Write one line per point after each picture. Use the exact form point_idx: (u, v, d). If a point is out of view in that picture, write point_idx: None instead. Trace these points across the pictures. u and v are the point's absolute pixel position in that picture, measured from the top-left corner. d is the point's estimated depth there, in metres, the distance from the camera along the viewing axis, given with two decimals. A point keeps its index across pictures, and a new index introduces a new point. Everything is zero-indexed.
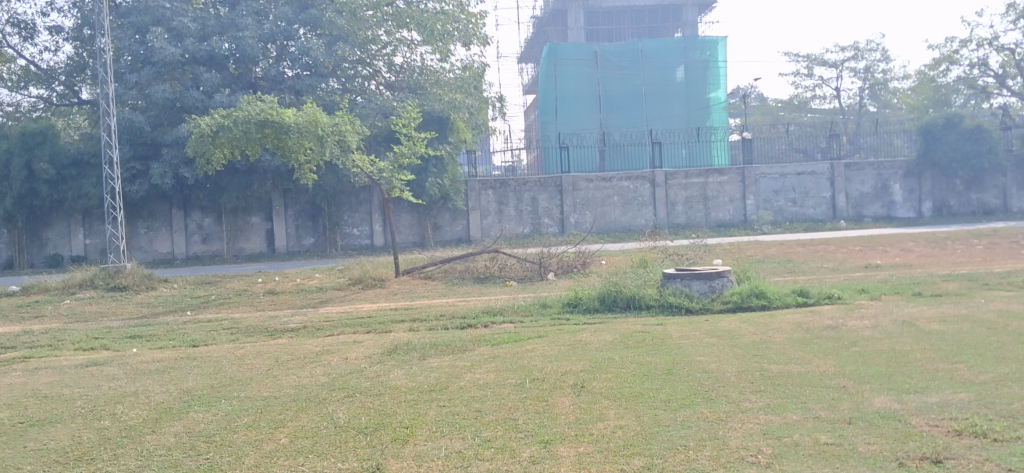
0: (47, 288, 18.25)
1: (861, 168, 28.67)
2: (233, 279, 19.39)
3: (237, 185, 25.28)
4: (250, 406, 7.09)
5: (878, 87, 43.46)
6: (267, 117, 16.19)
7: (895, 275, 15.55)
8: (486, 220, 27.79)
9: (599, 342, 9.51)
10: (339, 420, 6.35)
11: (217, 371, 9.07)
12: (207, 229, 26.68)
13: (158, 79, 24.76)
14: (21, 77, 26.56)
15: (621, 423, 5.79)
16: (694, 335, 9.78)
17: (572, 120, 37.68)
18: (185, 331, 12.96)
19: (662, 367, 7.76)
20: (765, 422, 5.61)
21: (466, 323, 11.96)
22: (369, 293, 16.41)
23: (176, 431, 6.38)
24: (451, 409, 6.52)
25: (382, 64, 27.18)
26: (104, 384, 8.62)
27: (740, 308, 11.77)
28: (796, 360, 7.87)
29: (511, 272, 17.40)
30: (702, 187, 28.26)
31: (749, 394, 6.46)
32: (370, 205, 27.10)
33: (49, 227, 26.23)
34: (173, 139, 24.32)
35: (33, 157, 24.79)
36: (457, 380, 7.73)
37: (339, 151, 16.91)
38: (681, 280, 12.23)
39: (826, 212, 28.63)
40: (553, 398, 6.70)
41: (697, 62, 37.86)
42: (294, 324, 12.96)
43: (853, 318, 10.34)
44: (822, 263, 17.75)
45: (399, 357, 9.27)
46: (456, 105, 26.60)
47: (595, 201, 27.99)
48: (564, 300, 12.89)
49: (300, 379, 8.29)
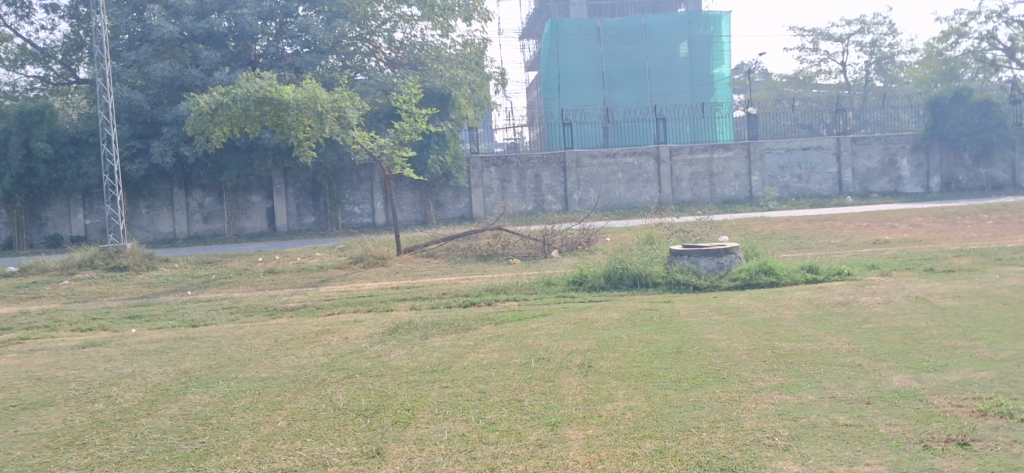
0: (46, 268, 18.05)
1: (867, 142, 28.37)
2: (233, 258, 19.18)
3: (238, 163, 25.07)
4: (248, 388, 6.89)
5: (884, 62, 42.98)
6: (265, 94, 15.90)
7: (905, 250, 15.33)
8: (489, 198, 27.57)
9: (605, 320, 9.30)
10: (338, 402, 6.16)
11: (216, 351, 8.88)
12: (207, 208, 26.45)
13: (156, 57, 24.61)
14: (18, 56, 26.26)
15: (631, 404, 5.59)
16: (702, 312, 9.56)
17: (575, 97, 37.39)
18: (185, 311, 12.79)
19: (671, 345, 7.54)
20: (780, 402, 5.40)
21: (469, 302, 11.76)
22: (371, 272, 16.21)
23: (171, 414, 6.19)
24: (454, 391, 6.31)
25: (382, 40, 26.79)
26: (100, 366, 8.44)
27: (748, 285, 11.55)
28: (807, 337, 7.66)
29: (514, 249, 17.20)
30: (706, 163, 28.02)
31: (761, 373, 6.25)
32: (371, 183, 26.88)
33: (48, 207, 26.02)
34: (172, 118, 24.14)
35: (31, 135, 24.56)
36: (460, 359, 7.53)
37: (339, 128, 16.64)
38: (689, 257, 12.05)
39: (832, 188, 28.32)
40: (559, 378, 6.49)
41: (701, 38, 37.46)
42: (295, 303, 12.77)
43: (864, 294, 10.11)
44: (830, 239, 17.50)
45: (401, 336, 9.07)
46: (457, 81, 26.30)
47: (599, 177, 27.73)
48: (569, 277, 12.69)
49: (299, 359, 8.09)
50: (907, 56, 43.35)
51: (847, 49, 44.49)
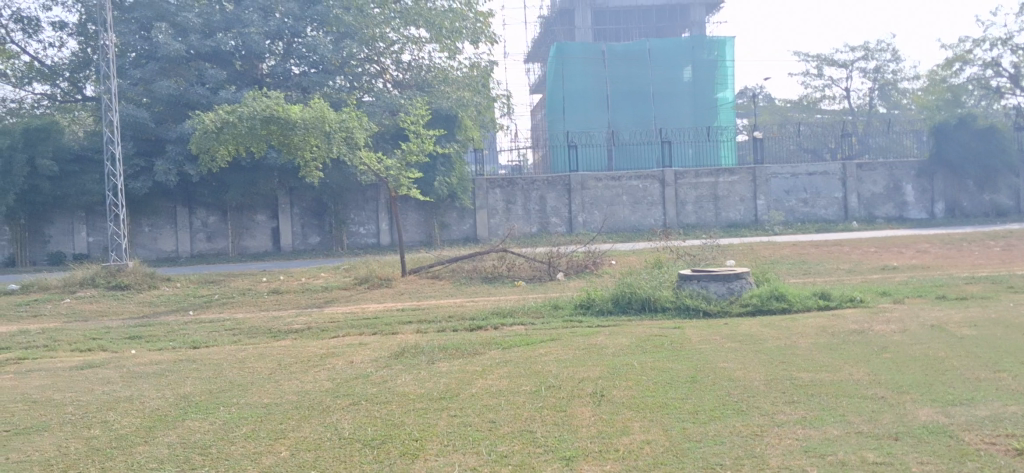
0: (47, 287, 17.85)
1: (872, 168, 28.16)
2: (236, 278, 18.97)
3: (242, 182, 24.97)
4: (250, 414, 6.68)
5: (888, 88, 42.92)
6: (272, 113, 15.75)
7: (916, 276, 15.13)
8: (494, 219, 27.38)
9: (615, 346, 9.09)
10: (343, 431, 5.95)
11: (216, 375, 8.67)
12: (211, 227, 26.28)
13: (162, 75, 24.53)
14: (24, 73, 26.20)
15: (648, 437, 5.39)
16: (715, 339, 9.33)
17: (579, 119, 37.24)
18: (186, 332, 12.57)
19: (685, 374, 7.33)
20: (804, 437, 5.19)
21: (475, 325, 11.54)
22: (376, 293, 16.01)
23: (169, 442, 5.97)
24: (463, 420, 6.10)
25: (390, 61, 26.73)
26: (98, 389, 8.22)
27: (759, 310, 11.32)
28: (826, 367, 7.43)
29: (520, 271, 16.99)
30: (712, 186, 27.82)
31: (782, 405, 6.04)
32: (376, 203, 26.74)
33: (51, 224, 25.83)
34: (177, 136, 24.03)
35: (36, 153, 24.41)
36: (468, 386, 7.31)
37: (346, 148, 16.48)
38: (699, 282, 11.81)
39: (838, 213, 28.12)
40: (571, 408, 6.27)
41: (706, 61, 37.45)
42: (298, 324, 12.55)
43: (879, 322, 9.87)
44: (838, 265, 17.30)
45: (407, 361, 8.86)
46: (464, 103, 26.26)
47: (604, 200, 27.55)
48: (576, 301, 12.48)
49: (302, 384, 7.87)
50: (911, 83, 43.27)
51: (852, 74, 44.40)
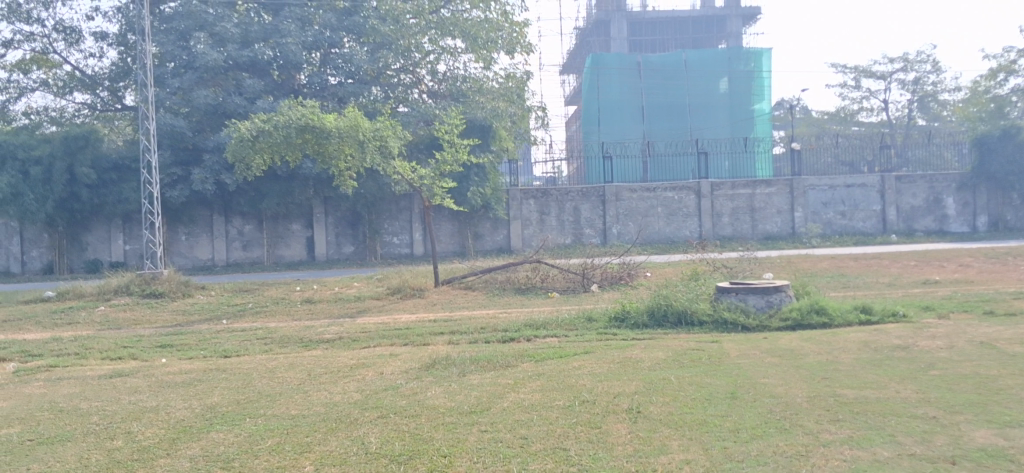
0: (82, 294, 17.91)
1: (912, 180, 27.61)
2: (270, 286, 18.93)
3: (279, 192, 25.02)
4: (276, 426, 6.54)
5: (928, 99, 42.05)
6: (308, 122, 15.67)
7: (959, 291, 14.70)
8: (528, 230, 27.19)
9: (651, 360, 8.84)
10: (371, 445, 5.78)
11: (245, 384, 8.55)
12: (247, 236, 26.34)
13: (200, 84, 24.67)
14: (65, 82, 26.49)
15: (687, 457, 5.18)
16: (754, 353, 9.04)
17: (615, 130, 37.07)
18: (217, 340, 12.50)
19: (724, 390, 7.08)
20: (853, 458, 4.94)
21: (508, 337, 11.34)
22: (408, 303, 15.88)
23: (191, 455, 5.86)
24: (495, 435, 5.90)
25: (425, 71, 26.60)
26: (125, 398, 8.14)
27: (799, 325, 10.99)
28: (871, 384, 7.12)
29: (553, 283, 16.77)
30: (749, 198, 27.45)
31: (826, 423, 5.77)
32: (410, 213, 26.62)
33: (89, 232, 26.04)
34: (214, 145, 24.13)
35: (75, 161, 24.65)
36: (499, 399, 7.11)
37: (380, 158, 16.37)
38: (737, 294, 11.52)
39: (876, 226, 27.57)
40: (606, 424, 6.06)
41: (742, 73, 36.91)
42: (330, 334, 12.41)
43: (924, 337, 9.52)
44: (877, 278, 16.90)
45: (437, 372, 8.68)
46: (499, 113, 26.10)
47: (639, 211, 27.26)
48: (610, 313, 12.23)
49: (330, 395, 7.71)
50: (951, 95, 42.36)
51: (890, 86, 43.65)
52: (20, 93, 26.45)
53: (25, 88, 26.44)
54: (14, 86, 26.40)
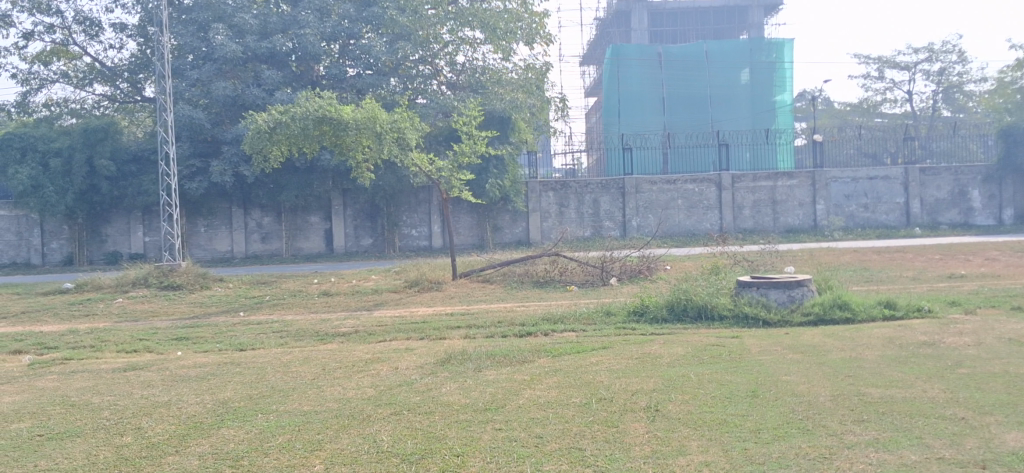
0: (101, 286, 17.94)
1: (936, 173, 27.23)
2: (288, 279, 18.89)
3: (297, 184, 24.96)
4: (288, 423, 6.43)
5: (953, 90, 41.44)
6: (325, 113, 15.56)
7: (985, 285, 14.42)
8: (547, 222, 27.06)
9: (670, 356, 8.68)
10: (382, 443, 5.64)
11: (259, 379, 8.46)
12: (266, 228, 26.33)
13: (219, 76, 24.65)
14: (85, 74, 26.55)
15: (706, 458, 5.02)
16: (776, 349, 8.86)
17: (635, 121, 36.89)
18: (233, 333, 12.43)
19: (745, 388, 6.91)
20: (879, 462, 4.77)
21: (525, 331, 11.20)
22: (426, 296, 15.76)
23: (201, 452, 5.76)
24: (509, 434, 5.76)
25: (444, 63, 26.44)
26: (138, 393, 8.06)
27: (822, 321, 10.78)
28: (897, 382, 6.93)
29: (572, 276, 16.61)
30: (770, 190, 27.15)
31: (851, 424, 5.59)
32: (429, 205, 26.51)
33: (108, 224, 26.12)
34: (232, 137, 24.11)
35: (95, 152, 24.70)
36: (515, 396, 6.97)
37: (397, 149, 16.24)
38: (758, 289, 11.31)
39: (900, 219, 27.23)
40: (623, 423, 5.90)
41: (764, 64, 36.43)
42: (346, 328, 12.32)
43: (951, 334, 9.28)
44: (901, 272, 16.61)
45: (453, 368, 8.54)
46: (518, 105, 25.85)
47: (659, 204, 27.03)
48: (629, 307, 12.07)
49: (344, 391, 7.59)
50: (977, 86, 41.75)
51: (914, 77, 43.05)
52: (41, 84, 26.53)
53: (46, 80, 26.53)
54: (35, 78, 26.48)
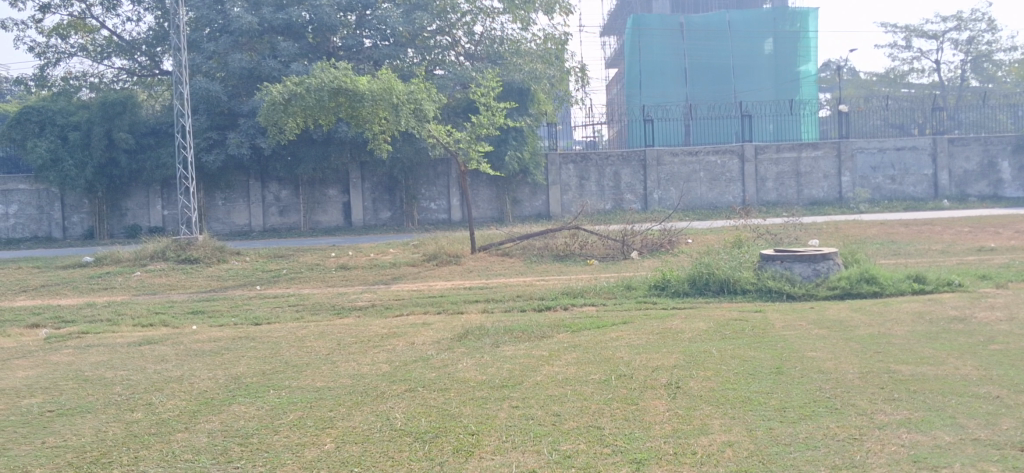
0: (119, 260, 17.90)
1: (965, 143, 26.70)
2: (306, 252, 18.80)
3: (315, 156, 24.83)
4: (300, 399, 6.29)
5: (982, 60, 40.49)
6: (340, 84, 15.37)
7: (1016, 258, 14.07)
8: (567, 195, 26.80)
9: (692, 331, 8.47)
10: (395, 421, 5.50)
11: (273, 354, 8.34)
12: (284, 201, 26.25)
13: (236, 48, 24.59)
14: (104, 47, 26.47)
15: (729, 438, 4.83)
16: (800, 325, 8.63)
17: (656, 93, 36.31)
18: (249, 307, 12.34)
19: (769, 364, 6.71)
20: (911, 444, 4.56)
21: (544, 305, 11.04)
22: (444, 270, 15.61)
23: (211, 429, 5.63)
24: (526, 412, 5.59)
25: (462, 33, 26.15)
26: (150, 368, 7.95)
27: (848, 294, 10.53)
28: (927, 359, 6.70)
29: (592, 249, 16.40)
30: (794, 162, 26.76)
31: (881, 403, 5.39)
32: (447, 178, 26.38)
33: (128, 198, 26.13)
34: (250, 109, 24.00)
35: (113, 126, 24.65)
36: (532, 373, 6.80)
37: (414, 121, 16.07)
38: (782, 263, 11.08)
39: (927, 191, 26.76)
40: (643, 401, 5.72)
41: (787, 34, 35.92)
42: (363, 302, 12.20)
43: (981, 308, 9.03)
44: (929, 245, 16.27)
45: (470, 344, 8.38)
46: (537, 75, 25.51)
47: (681, 176, 26.72)
48: (650, 281, 11.86)
49: (358, 367, 7.45)
50: (1007, 55, 40.89)
51: (942, 46, 42.19)
52: (59, 58, 26.48)
53: (63, 54, 26.46)
54: (53, 51, 26.43)
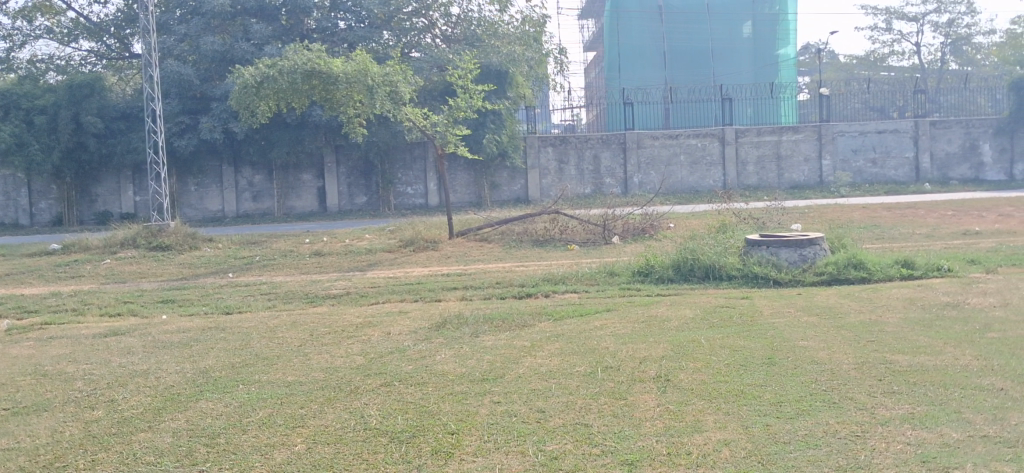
0: (88, 247, 17.43)
1: (947, 126, 26.65)
2: (280, 238, 18.39)
3: (289, 140, 24.37)
4: (270, 395, 5.96)
5: (961, 43, 40.60)
6: (314, 66, 14.98)
7: (1002, 242, 13.90)
8: (546, 179, 26.48)
9: (678, 319, 8.22)
10: (370, 419, 5.18)
11: (243, 346, 7.99)
12: (258, 186, 25.78)
13: (207, 31, 24.20)
14: (71, 29, 25.85)
15: (725, 437, 4.55)
16: (789, 311, 8.41)
17: (636, 76, 36.05)
18: (220, 296, 11.97)
19: (761, 355, 6.44)
20: (919, 442, 4.31)
21: (525, 292, 10.75)
22: (421, 256, 15.28)
23: (175, 428, 5.30)
24: (509, 409, 5.28)
25: (439, 15, 25.72)
26: (115, 361, 7.58)
27: (835, 280, 10.31)
28: (923, 348, 6.46)
29: (572, 234, 16.12)
30: (775, 145, 26.57)
31: (881, 397, 5.14)
32: (424, 162, 26.00)
33: (98, 183, 25.59)
34: (222, 92, 23.51)
35: (81, 109, 24.09)
36: (515, 365, 6.51)
37: (390, 104, 15.64)
38: (768, 248, 10.83)
39: (909, 174, 26.70)
40: (632, 395, 5.44)
41: (766, 16, 35.75)
42: (337, 289, 11.87)
43: (973, 294, 8.82)
44: (913, 229, 16.09)
45: (449, 333, 8.08)
46: (515, 58, 25.11)
47: (661, 160, 26.47)
48: (633, 267, 11.59)
49: (332, 359, 7.12)
50: (986, 38, 40.98)
51: (922, 29, 42.14)
52: (25, 41, 25.81)
53: (29, 36, 25.79)
54: (18, 34, 25.77)
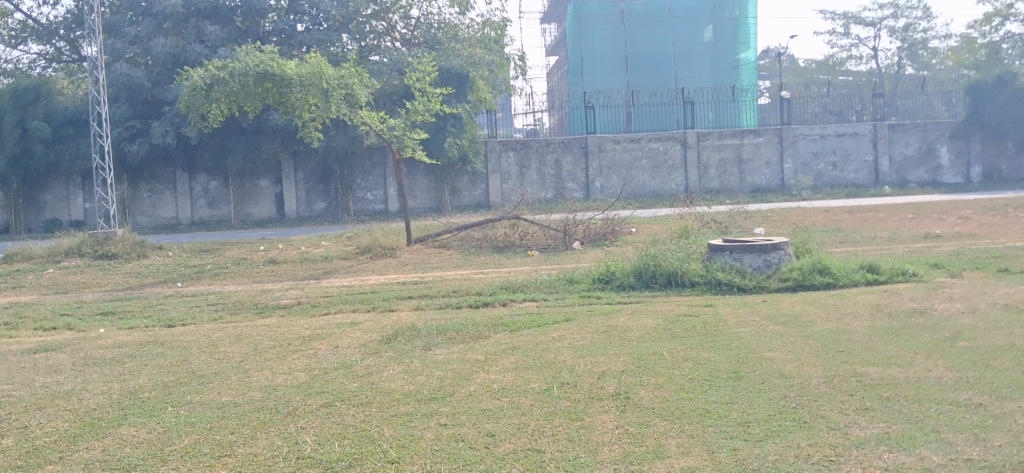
0: (31, 256, 16.74)
1: (904, 130, 26.76)
2: (233, 246, 17.83)
3: (244, 145, 23.83)
4: (199, 419, 5.50)
5: (917, 47, 40.94)
6: (266, 69, 14.47)
7: (963, 246, 13.74)
8: (507, 184, 26.08)
9: (640, 329, 7.85)
10: (305, 447, 4.75)
11: (181, 362, 7.51)
12: (212, 193, 25.12)
13: (159, 33, 23.53)
14: (19, 32, 25.15)
15: (689, 463, 4.19)
16: (754, 320, 8.06)
17: (598, 81, 35.66)
18: (164, 307, 11.45)
19: (726, 368, 6.10)
20: (896, 467, 4.00)
21: (481, 301, 10.34)
22: (378, 263, 14.82)
23: (89, 459, 4.83)
24: (456, 432, 4.89)
25: (398, 18, 25.24)
26: (39, 381, 7.07)
27: (801, 286, 10.01)
28: (894, 359, 6.16)
29: (532, 240, 15.75)
30: (736, 149, 26.40)
31: (854, 414, 4.80)
32: (384, 168, 25.44)
33: (46, 190, 24.74)
34: (174, 96, 22.87)
35: (27, 114, 23.47)
36: (465, 381, 6.12)
37: (346, 107, 15.15)
38: (731, 253, 10.55)
39: (868, 177, 26.75)
40: (589, 415, 5.06)
41: (727, 20, 35.54)
42: (288, 300, 11.38)
43: (939, 300, 8.57)
44: (875, 232, 15.90)
45: (399, 346, 7.65)
46: (476, 61, 24.72)
47: (622, 164, 26.23)
48: (594, 274, 11.22)
49: (274, 377, 6.68)
50: (941, 41, 41.36)
51: (880, 34, 42.41)
52: None
53: None
54: None
